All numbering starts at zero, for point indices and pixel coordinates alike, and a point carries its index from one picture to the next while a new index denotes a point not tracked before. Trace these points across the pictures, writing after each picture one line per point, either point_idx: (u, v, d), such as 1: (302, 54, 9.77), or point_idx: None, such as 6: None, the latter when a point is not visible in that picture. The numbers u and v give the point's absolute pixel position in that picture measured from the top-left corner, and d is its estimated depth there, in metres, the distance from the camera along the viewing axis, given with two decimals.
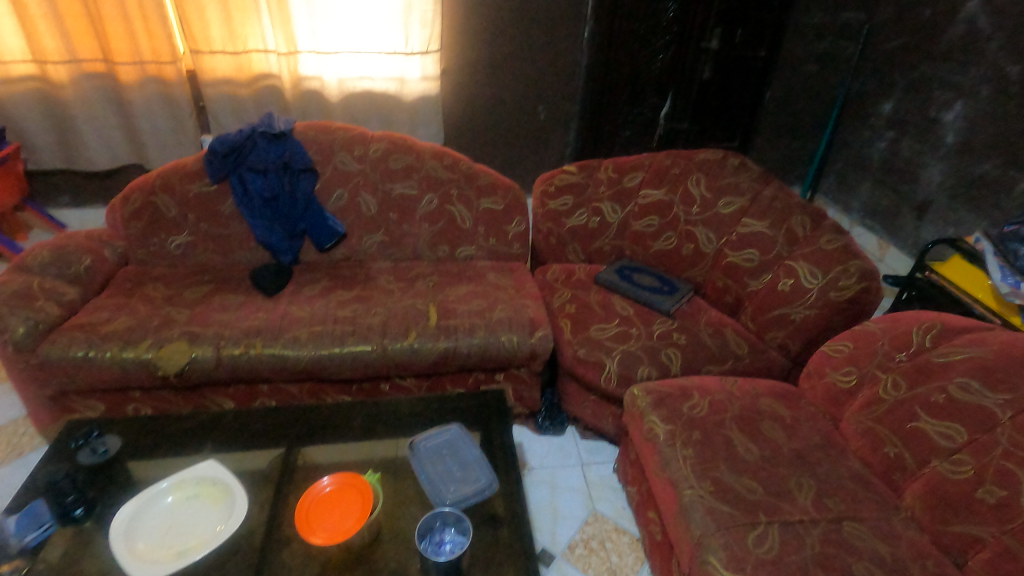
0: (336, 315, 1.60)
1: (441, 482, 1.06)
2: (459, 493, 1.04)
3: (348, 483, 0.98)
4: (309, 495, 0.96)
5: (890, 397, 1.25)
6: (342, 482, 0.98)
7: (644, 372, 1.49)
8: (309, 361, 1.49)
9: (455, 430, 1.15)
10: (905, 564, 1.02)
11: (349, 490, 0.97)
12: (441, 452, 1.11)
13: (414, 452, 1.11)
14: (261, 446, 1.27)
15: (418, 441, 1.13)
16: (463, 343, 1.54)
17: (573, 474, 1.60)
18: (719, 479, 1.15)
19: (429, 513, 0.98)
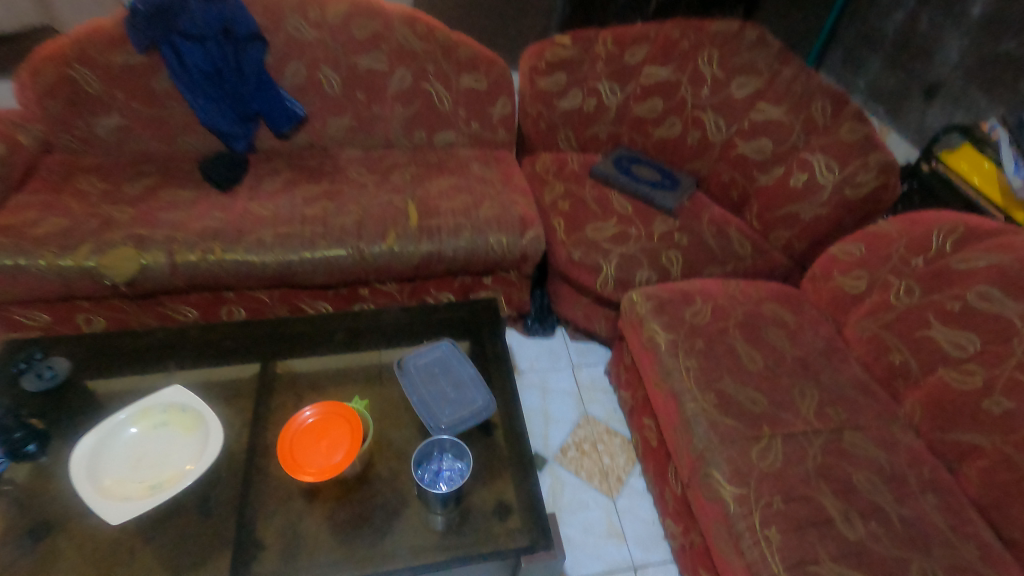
0: (303, 213, 1.42)
1: (434, 404, 0.99)
2: (456, 416, 0.97)
3: (335, 412, 0.89)
4: (290, 428, 0.87)
5: (900, 304, 1.20)
6: (328, 412, 0.89)
7: (644, 276, 1.40)
8: (277, 267, 1.34)
9: (447, 347, 1.06)
10: (902, 471, 1.03)
11: (337, 420, 0.89)
12: (432, 371, 1.03)
13: (403, 372, 1.02)
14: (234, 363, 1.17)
15: (407, 359, 1.04)
16: (449, 245, 1.40)
17: (564, 377, 1.57)
18: (723, 392, 1.11)
19: (425, 442, 0.92)
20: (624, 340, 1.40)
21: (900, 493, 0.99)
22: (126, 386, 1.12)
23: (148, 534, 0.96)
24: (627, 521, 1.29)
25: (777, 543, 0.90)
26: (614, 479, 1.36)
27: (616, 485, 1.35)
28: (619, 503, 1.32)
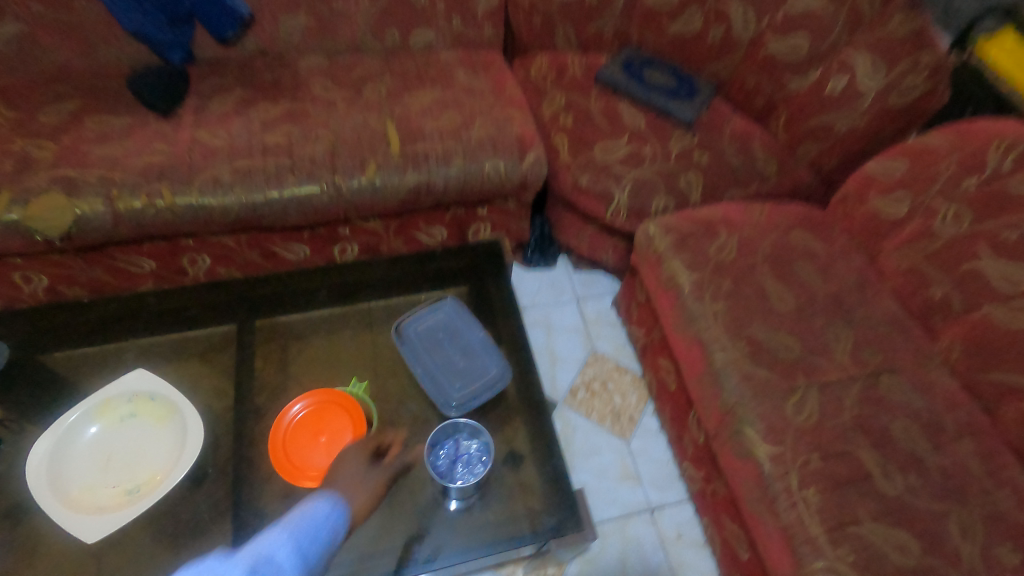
0: (263, 142, 1.20)
1: (442, 376, 0.90)
2: (467, 392, 0.88)
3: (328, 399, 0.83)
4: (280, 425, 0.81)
5: (946, 232, 1.09)
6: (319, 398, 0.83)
7: (660, 204, 1.24)
8: (241, 210, 1.16)
9: (451, 308, 0.94)
10: (939, 416, 0.98)
11: (332, 407, 0.83)
12: (437, 337, 0.93)
13: (402, 339, 0.92)
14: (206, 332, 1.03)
15: (407, 324, 0.93)
16: (438, 176, 1.21)
17: (569, 312, 1.46)
18: (754, 339, 1.02)
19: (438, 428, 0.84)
20: (637, 275, 1.28)
21: (938, 441, 0.95)
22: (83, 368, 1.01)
23: (137, 528, 0.87)
24: (641, 463, 1.25)
25: (815, 505, 0.86)
26: (627, 419, 1.31)
27: (628, 425, 1.30)
28: (633, 445, 1.28)
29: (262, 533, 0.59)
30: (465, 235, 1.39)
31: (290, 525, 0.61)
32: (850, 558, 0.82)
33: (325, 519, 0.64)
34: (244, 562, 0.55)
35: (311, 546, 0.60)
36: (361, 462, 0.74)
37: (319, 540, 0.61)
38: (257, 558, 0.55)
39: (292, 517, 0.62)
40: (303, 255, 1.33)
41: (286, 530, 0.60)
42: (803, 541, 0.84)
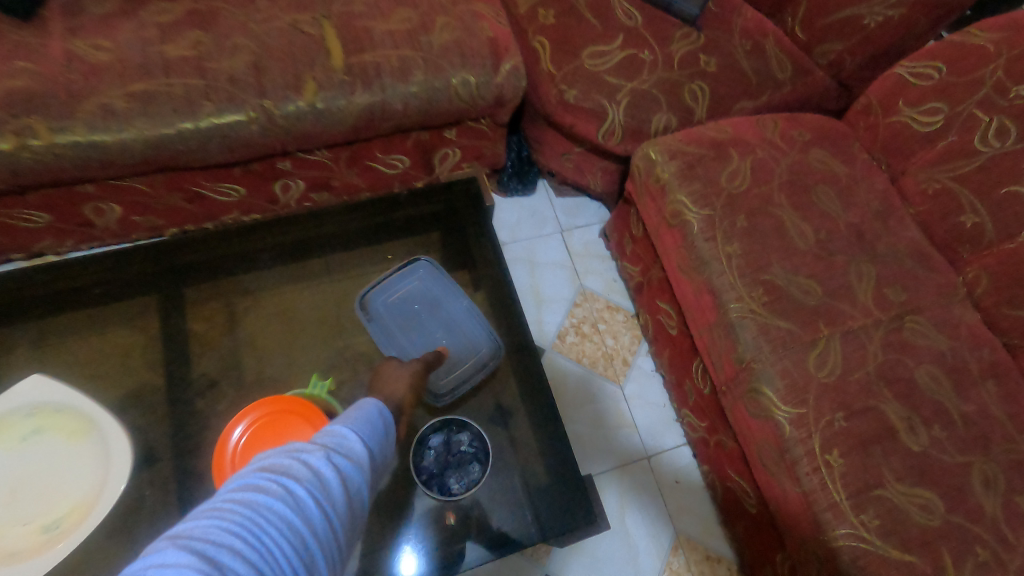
0: (163, 55, 0.93)
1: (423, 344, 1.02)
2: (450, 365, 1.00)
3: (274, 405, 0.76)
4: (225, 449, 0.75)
5: (986, 149, 0.96)
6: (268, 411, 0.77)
7: (661, 122, 1.06)
8: (147, 148, 0.92)
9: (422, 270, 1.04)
10: (963, 358, 0.90)
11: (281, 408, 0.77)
12: (413, 309, 1.04)
13: (370, 316, 1.02)
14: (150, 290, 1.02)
15: (376, 299, 1.03)
16: (395, 95, 0.98)
17: (553, 246, 1.31)
18: (772, 284, 0.90)
19: (421, 451, 0.89)
20: (632, 205, 1.13)
21: (962, 386, 0.88)
22: (18, 343, 0.99)
23: None
24: (637, 408, 1.18)
25: (839, 469, 0.80)
26: (621, 362, 1.22)
27: (622, 369, 1.21)
28: (628, 390, 1.19)
29: (333, 424, 0.65)
30: (431, 162, 1.18)
31: (353, 423, 0.67)
32: (874, 522, 0.77)
33: (378, 423, 0.70)
34: (330, 440, 0.61)
35: (374, 443, 0.67)
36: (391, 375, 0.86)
37: (381, 442, 0.68)
38: (341, 442, 0.62)
39: (352, 416, 0.69)
40: (237, 195, 1.10)
41: (353, 425, 0.67)
42: (825, 507, 0.79)
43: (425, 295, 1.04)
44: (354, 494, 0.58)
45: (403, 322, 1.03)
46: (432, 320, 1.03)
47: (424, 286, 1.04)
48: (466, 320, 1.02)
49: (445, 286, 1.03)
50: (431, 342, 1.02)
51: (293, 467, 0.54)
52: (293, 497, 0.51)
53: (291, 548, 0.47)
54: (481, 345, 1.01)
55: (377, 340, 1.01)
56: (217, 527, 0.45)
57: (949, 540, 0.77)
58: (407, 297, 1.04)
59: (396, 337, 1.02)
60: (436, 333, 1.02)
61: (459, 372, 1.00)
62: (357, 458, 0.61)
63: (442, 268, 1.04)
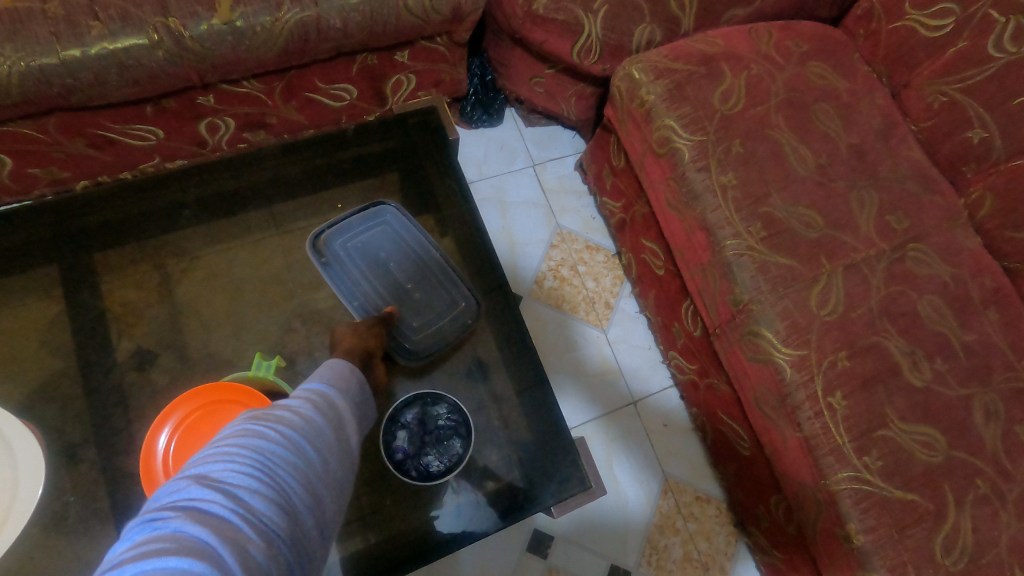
0: None
1: (388, 293, 0.90)
2: (423, 320, 0.91)
3: (206, 400, 0.71)
4: (157, 467, 0.69)
5: (1000, 56, 0.87)
6: (192, 403, 0.71)
7: (644, 35, 0.93)
8: (25, 86, 0.74)
9: (390, 217, 0.93)
10: (966, 286, 0.85)
11: (224, 406, 0.71)
12: (379, 257, 0.91)
13: (326, 264, 0.89)
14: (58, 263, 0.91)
15: (334, 244, 0.90)
16: (332, 10, 0.82)
17: (525, 182, 1.19)
18: (771, 217, 0.82)
19: (396, 420, 0.82)
20: (612, 133, 1.02)
21: (964, 315, 0.83)
22: None
23: None
24: (622, 352, 1.11)
25: (842, 413, 0.75)
26: (603, 306, 1.14)
27: (605, 312, 1.14)
28: (611, 334, 1.12)
29: (307, 380, 0.60)
30: (382, 92, 1.03)
31: (329, 378, 0.63)
32: (878, 464, 0.74)
33: (356, 377, 0.66)
34: (314, 394, 0.57)
35: (356, 394, 0.63)
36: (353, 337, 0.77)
37: (362, 393, 0.65)
38: (323, 397, 0.58)
39: (326, 372, 0.65)
40: (155, 140, 0.94)
41: (331, 380, 0.62)
42: (827, 452, 0.74)
43: (392, 242, 0.92)
44: (345, 442, 0.55)
45: (366, 268, 0.90)
46: (400, 269, 0.92)
47: (391, 233, 0.92)
48: (443, 273, 0.93)
49: (416, 240, 0.93)
50: (398, 292, 0.91)
51: (289, 417, 0.50)
52: (296, 443, 0.48)
53: (303, 489, 0.45)
54: (460, 300, 0.92)
55: (335, 286, 0.88)
56: (232, 469, 0.42)
57: (952, 476, 0.74)
58: (370, 243, 0.91)
59: (357, 283, 0.90)
60: (406, 283, 0.92)
61: (434, 330, 0.91)
62: (341, 411, 0.58)
63: (412, 217, 0.94)
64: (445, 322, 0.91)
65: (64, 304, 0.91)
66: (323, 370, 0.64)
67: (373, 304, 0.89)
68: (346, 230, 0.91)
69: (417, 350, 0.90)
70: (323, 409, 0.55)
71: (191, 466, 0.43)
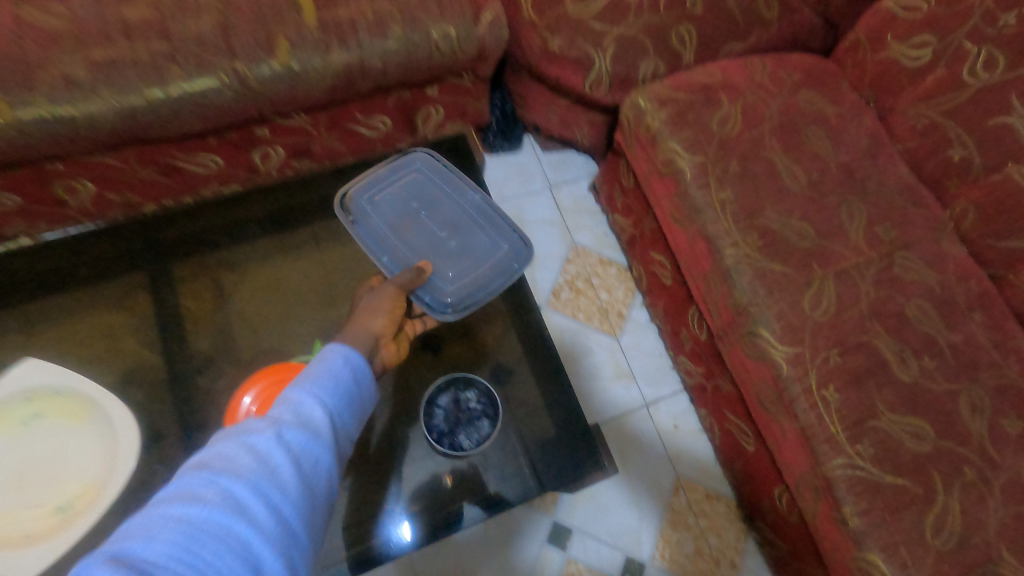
0: (123, 18, 0.87)
1: (421, 245, 0.92)
2: (461, 268, 0.91)
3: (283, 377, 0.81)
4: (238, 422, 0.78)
5: (974, 82, 0.95)
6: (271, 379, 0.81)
7: (648, 69, 1.04)
8: (115, 121, 0.87)
9: (421, 165, 0.97)
10: (951, 290, 0.92)
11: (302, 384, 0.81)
12: (411, 209, 0.94)
13: (354, 220, 0.91)
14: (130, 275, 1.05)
15: (360, 200, 0.92)
16: (373, 52, 0.94)
17: (542, 202, 1.30)
18: (766, 229, 0.91)
19: (430, 401, 0.89)
20: (621, 156, 1.12)
21: (950, 317, 0.90)
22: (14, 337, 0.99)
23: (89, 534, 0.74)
24: (634, 358, 1.19)
25: (835, 405, 0.82)
26: (615, 315, 1.22)
27: (618, 321, 1.22)
28: (624, 341, 1.20)
29: (285, 389, 0.56)
30: (413, 122, 1.14)
31: (313, 378, 0.58)
32: (870, 451, 0.80)
33: (350, 368, 0.61)
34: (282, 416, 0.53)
35: (342, 404, 0.58)
36: (369, 318, 0.75)
37: (350, 400, 0.60)
38: (296, 413, 0.54)
39: (315, 365, 0.60)
40: (214, 167, 1.05)
41: (314, 382, 0.58)
42: (822, 440, 0.81)
43: (420, 188, 0.96)
44: (312, 475, 0.51)
45: (397, 224, 0.92)
46: (432, 218, 0.94)
47: (418, 178, 0.96)
48: (474, 213, 0.95)
49: (447, 179, 0.96)
50: (434, 243, 0.92)
51: (239, 460, 0.47)
52: (236, 501, 0.44)
53: (239, 561, 0.42)
54: (497, 239, 0.93)
55: (366, 245, 0.89)
56: (152, 550, 0.39)
57: (941, 463, 0.80)
58: (399, 194, 0.95)
59: (389, 242, 0.91)
60: (440, 232, 0.93)
61: (470, 279, 0.90)
62: (319, 425, 0.54)
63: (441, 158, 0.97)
64: (482, 267, 0.91)
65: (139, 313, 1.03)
66: (308, 371, 0.59)
67: (404, 257, 0.90)
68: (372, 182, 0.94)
69: (463, 299, 0.88)
70: (287, 435, 0.51)
71: (125, 535, 0.41)
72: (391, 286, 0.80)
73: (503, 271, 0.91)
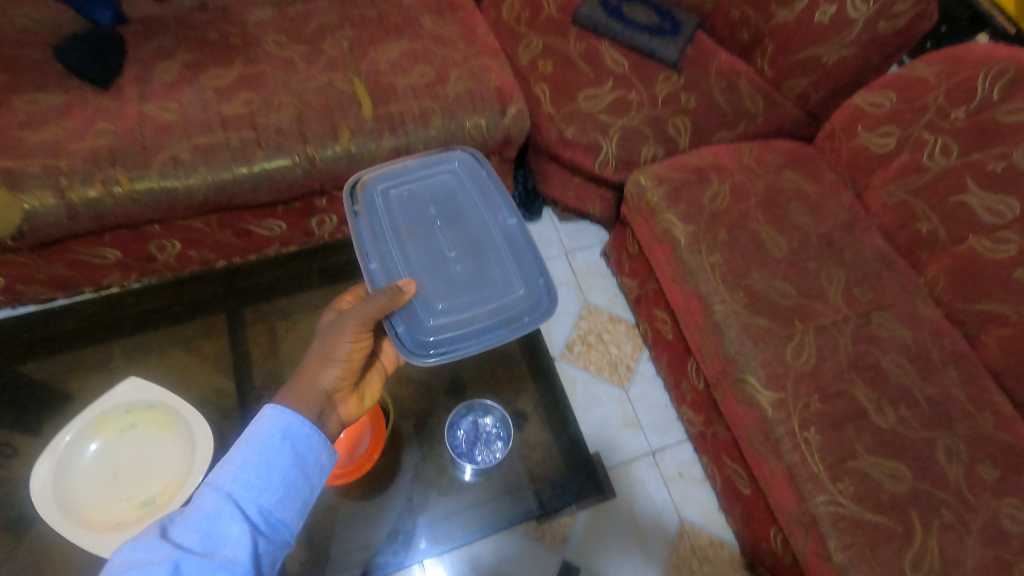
0: (221, 113, 1.10)
1: (421, 259, 0.89)
2: (454, 298, 0.87)
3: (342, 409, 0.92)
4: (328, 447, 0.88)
5: (934, 166, 1.10)
6: None
7: (649, 152, 1.22)
8: (207, 192, 1.07)
9: (452, 180, 0.98)
10: (926, 347, 1.01)
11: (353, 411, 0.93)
12: (425, 219, 0.93)
13: (358, 215, 0.91)
14: (201, 315, 1.11)
15: (376, 194, 0.94)
16: (418, 139, 1.14)
17: (559, 265, 1.45)
18: (752, 288, 1.03)
19: (451, 424, 1.03)
20: (628, 226, 1.28)
21: (926, 371, 0.99)
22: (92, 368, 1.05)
23: None
24: (641, 408, 1.29)
25: (817, 445, 0.91)
26: (624, 368, 1.33)
27: (626, 374, 1.33)
28: (631, 392, 1.31)
29: (205, 496, 0.61)
30: None
31: (238, 473, 0.63)
32: (850, 490, 0.88)
33: (287, 445, 0.67)
34: (188, 539, 0.57)
35: (266, 509, 0.64)
36: (322, 370, 0.74)
37: (280, 501, 0.65)
38: (204, 533, 0.58)
39: (244, 452, 0.65)
40: (278, 231, 1.25)
41: (237, 480, 0.63)
42: (806, 479, 0.89)
43: (441, 194, 0.96)
44: None
45: (402, 229, 0.91)
46: (445, 234, 0.92)
47: (443, 183, 0.98)
48: (493, 240, 0.92)
49: (474, 200, 0.96)
50: (438, 260, 0.89)
51: None
52: None
53: None
54: (512, 276, 0.89)
55: (360, 246, 0.88)
56: None
57: (918, 504, 0.87)
58: (414, 196, 0.95)
59: (387, 246, 0.89)
60: (447, 249, 0.91)
61: (461, 312, 0.86)
62: (232, 542, 0.59)
63: (482, 161, 1.00)
64: (478, 305, 0.87)
65: (206, 357, 1.10)
66: (235, 463, 0.64)
67: (397, 266, 0.87)
68: (389, 175, 0.96)
69: (444, 340, 0.84)
70: (185, 566, 0.55)
71: None
72: (352, 320, 0.74)
73: (504, 318, 0.86)
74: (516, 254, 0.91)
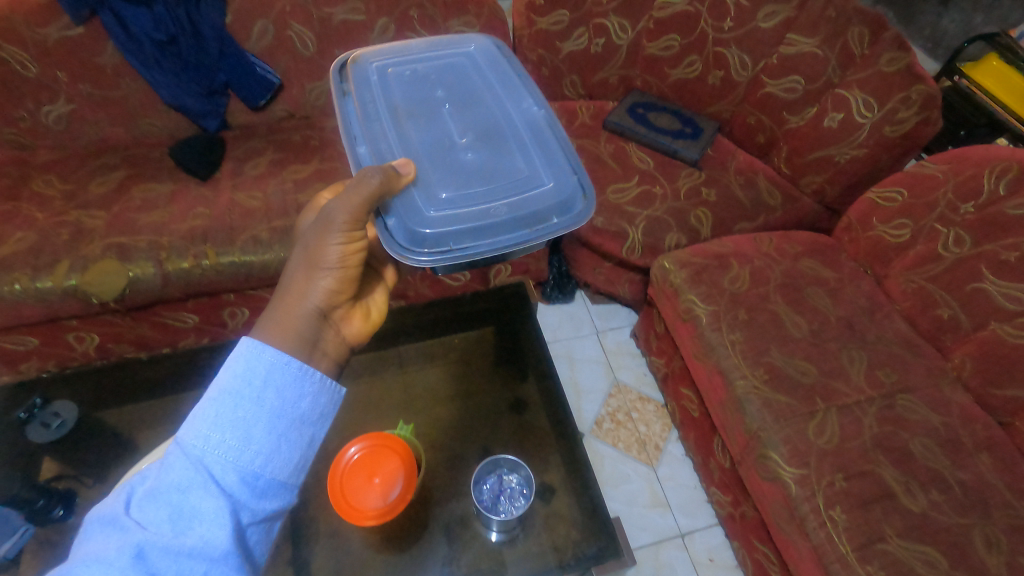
0: (297, 201, 1.29)
1: (425, 137, 0.84)
2: (464, 183, 0.81)
3: (382, 445, 0.94)
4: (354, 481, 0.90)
5: (949, 255, 1.15)
6: (373, 448, 0.93)
7: (673, 240, 1.32)
8: (277, 265, 1.22)
9: (463, 67, 0.95)
10: (956, 431, 1.01)
11: (389, 453, 0.93)
12: (428, 100, 0.89)
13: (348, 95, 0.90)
14: None
15: (376, 72, 0.91)
16: None
17: (589, 344, 1.52)
18: (771, 366, 1.08)
19: (480, 475, 1.02)
20: (654, 307, 1.35)
21: (957, 455, 0.98)
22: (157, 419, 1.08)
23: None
24: (670, 489, 1.29)
25: (843, 524, 0.90)
26: (653, 447, 1.35)
27: (655, 453, 1.34)
28: (660, 471, 1.31)
29: (174, 467, 0.51)
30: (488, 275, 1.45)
31: (211, 433, 0.53)
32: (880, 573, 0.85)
33: (271, 391, 0.57)
34: (152, 518, 0.48)
35: (251, 474, 0.54)
36: (312, 283, 0.70)
37: (266, 462, 0.55)
38: (174, 510, 0.49)
39: (215, 402, 0.54)
40: None
41: (210, 439, 0.53)
42: (833, 560, 0.88)
43: (449, 77, 0.93)
44: None
45: (401, 107, 0.87)
46: (454, 117, 0.88)
47: (453, 67, 0.95)
48: (513, 124, 0.88)
49: (491, 88, 0.92)
50: (447, 143, 0.84)
51: None
52: None
53: None
54: (537, 168, 0.84)
55: (348, 130, 0.85)
56: None
57: None
58: (419, 75, 0.92)
59: (378, 122, 0.85)
60: (456, 131, 0.86)
61: (468, 195, 0.80)
62: (206, 519, 0.49)
63: (497, 52, 0.98)
64: (491, 196, 0.81)
65: None
66: (205, 422, 0.53)
67: (388, 138, 0.83)
68: (391, 57, 0.94)
69: (448, 237, 0.79)
70: (150, 552, 0.46)
71: None
72: (337, 218, 0.69)
73: (527, 216, 0.81)
74: (539, 142, 0.87)
